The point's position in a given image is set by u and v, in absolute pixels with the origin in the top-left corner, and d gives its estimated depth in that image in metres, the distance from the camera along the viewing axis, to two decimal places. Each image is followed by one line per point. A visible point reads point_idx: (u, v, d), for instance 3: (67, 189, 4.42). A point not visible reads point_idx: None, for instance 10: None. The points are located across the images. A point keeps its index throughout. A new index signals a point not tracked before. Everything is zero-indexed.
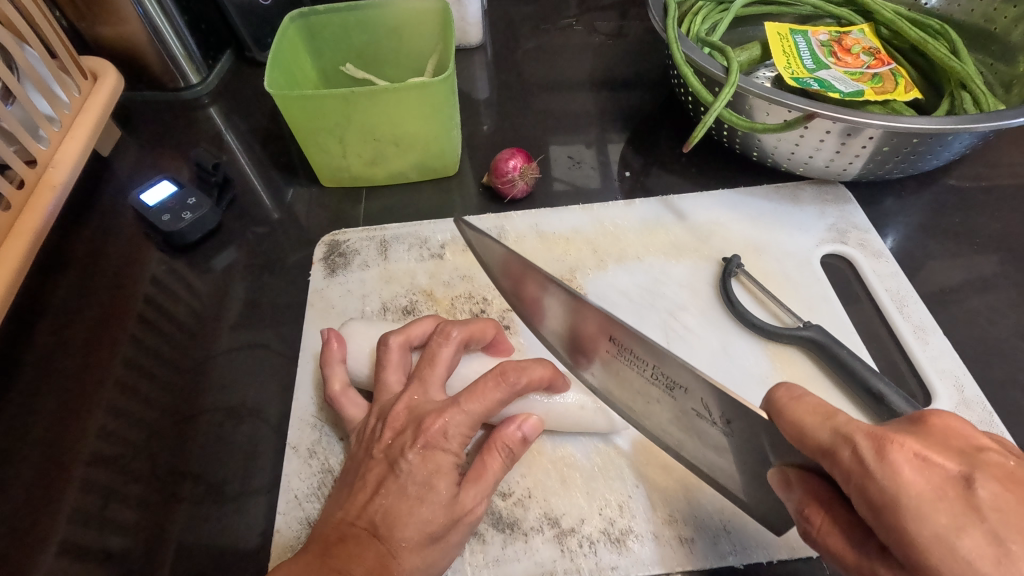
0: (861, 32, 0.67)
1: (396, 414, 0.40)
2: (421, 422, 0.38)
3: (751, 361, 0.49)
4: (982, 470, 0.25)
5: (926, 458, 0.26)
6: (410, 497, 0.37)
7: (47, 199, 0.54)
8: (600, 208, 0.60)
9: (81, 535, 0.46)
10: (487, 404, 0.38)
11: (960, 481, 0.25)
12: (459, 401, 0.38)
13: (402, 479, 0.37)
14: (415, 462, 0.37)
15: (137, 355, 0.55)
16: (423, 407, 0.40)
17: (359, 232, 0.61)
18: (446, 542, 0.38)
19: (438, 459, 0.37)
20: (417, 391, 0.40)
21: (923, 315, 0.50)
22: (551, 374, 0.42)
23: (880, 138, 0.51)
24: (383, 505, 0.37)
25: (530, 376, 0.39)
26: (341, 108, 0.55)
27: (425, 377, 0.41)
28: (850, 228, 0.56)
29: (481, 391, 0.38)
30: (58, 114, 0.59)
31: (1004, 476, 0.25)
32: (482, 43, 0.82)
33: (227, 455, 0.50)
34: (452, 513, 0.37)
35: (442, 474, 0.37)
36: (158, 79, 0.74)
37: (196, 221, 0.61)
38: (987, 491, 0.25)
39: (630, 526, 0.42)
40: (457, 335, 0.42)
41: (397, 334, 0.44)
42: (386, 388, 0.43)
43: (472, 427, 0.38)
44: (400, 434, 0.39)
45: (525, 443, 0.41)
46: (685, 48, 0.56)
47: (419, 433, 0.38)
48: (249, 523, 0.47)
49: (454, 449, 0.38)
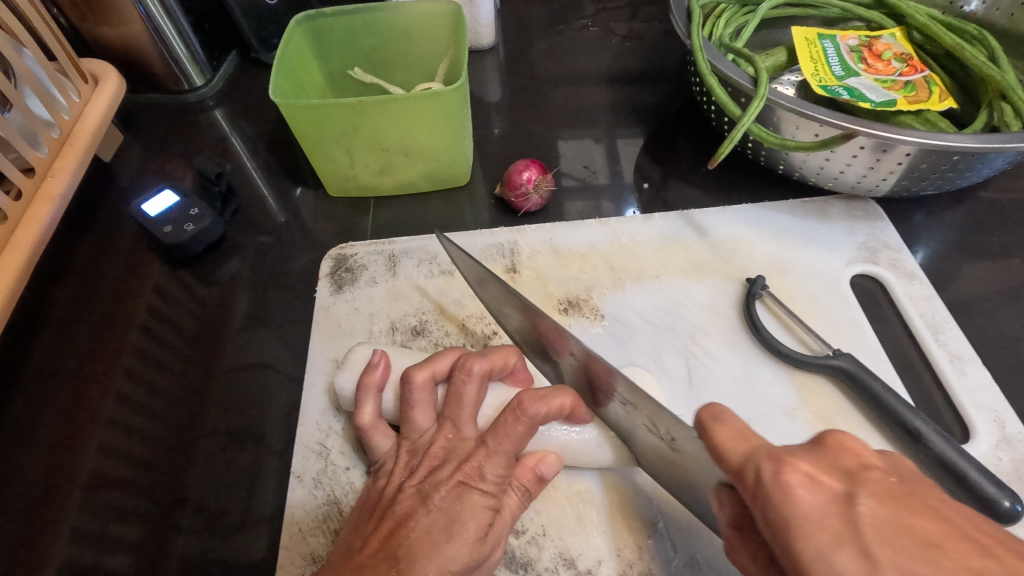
0: (893, 36, 0.64)
1: (432, 452, 0.40)
2: (462, 461, 0.39)
3: (777, 390, 0.47)
4: (866, 491, 0.22)
5: (815, 478, 0.23)
6: (436, 534, 0.36)
7: (45, 210, 0.52)
8: (617, 222, 0.57)
9: (77, 563, 0.44)
10: (516, 442, 0.38)
11: (845, 500, 0.22)
12: (489, 441, 0.38)
13: (430, 515, 0.37)
14: (447, 499, 0.37)
15: (137, 372, 0.53)
16: (460, 446, 0.40)
17: (367, 245, 0.59)
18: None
19: (470, 498, 0.37)
20: (450, 430, 0.40)
21: (960, 342, 0.49)
22: (572, 403, 0.40)
23: (917, 155, 0.48)
24: (407, 539, 0.36)
25: (552, 404, 0.38)
26: (348, 117, 0.53)
27: (455, 417, 0.40)
28: (882, 247, 0.54)
29: (508, 429, 0.38)
30: (58, 121, 0.56)
31: (886, 494, 0.22)
32: (494, 44, 0.80)
33: (227, 479, 0.48)
34: (478, 552, 0.36)
35: (473, 513, 0.37)
36: (161, 81, 0.72)
37: (199, 232, 0.58)
38: (867, 508, 0.21)
39: (649, 569, 0.40)
40: (479, 370, 0.41)
41: (421, 370, 0.42)
42: (415, 426, 0.42)
43: (507, 466, 0.39)
44: (434, 471, 0.39)
45: (541, 482, 0.40)
46: (710, 57, 0.53)
47: (456, 469, 0.38)
48: (248, 554, 0.45)
49: (488, 489, 0.38)
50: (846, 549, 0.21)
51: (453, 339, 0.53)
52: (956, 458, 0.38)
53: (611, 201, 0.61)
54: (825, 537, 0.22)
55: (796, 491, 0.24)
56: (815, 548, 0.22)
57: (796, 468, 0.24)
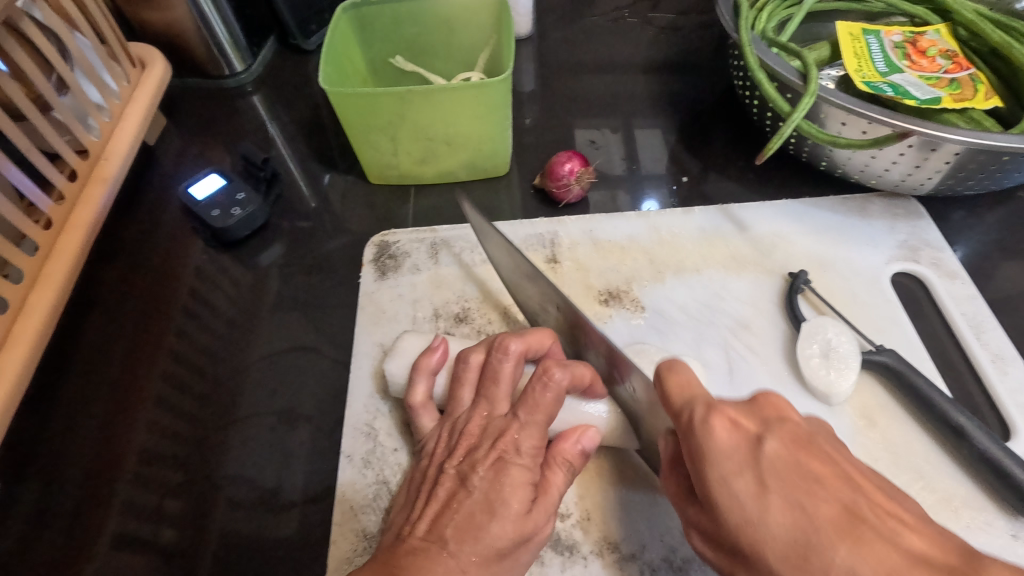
0: (937, 33, 0.63)
1: (469, 429, 0.41)
2: (499, 437, 0.40)
3: (816, 346, 0.47)
4: (773, 432, 0.30)
5: (735, 422, 0.31)
6: (479, 513, 0.37)
7: (100, 192, 0.53)
8: (657, 215, 0.58)
9: (134, 531, 0.46)
10: (547, 412, 0.40)
11: (754, 440, 0.30)
12: (524, 413, 0.40)
13: (473, 495, 0.38)
14: (487, 478, 0.38)
15: (184, 350, 0.55)
16: (494, 424, 0.41)
17: (409, 232, 0.60)
18: (509, 563, 0.37)
19: (510, 472, 0.38)
20: (485, 408, 0.42)
21: (1001, 342, 0.49)
22: (590, 377, 0.42)
23: (965, 155, 0.48)
24: (453, 519, 0.37)
25: (573, 372, 0.40)
26: (396, 106, 0.54)
27: (491, 395, 0.42)
28: (922, 246, 0.55)
29: (543, 402, 0.40)
30: (109, 103, 0.57)
31: (789, 437, 0.30)
32: (530, 33, 0.80)
33: (273, 456, 0.49)
34: (523, 529, 0.37)
35: (515, 486, 0.38)
36: (202, 66, 0.73)
37: (246, 217, 0.60)
38: (771, 447, 0.30)
39: (692, 554, 0.41)
40: (516, 350, 0.42)
41: (477, 352, 0.44)
42: (459, 403, 0.43)
43: (541, 437, 0.40)
44: (472, 450, 0.40)
45: (584, 457, 0.41)
46: (758, 51, 0.53)
47: (493, 446, 0.39)
48: (290, 526, 0.46)
49: (527, 463, 0.39)
50: (743, 476, 0.29)
51: (496, 327, 0.54)
52: (1001, 455, 0.40)
53: (626, 192, 0.62)
54: (733, 461, 0.30)
55: (724, 446, 0.30)
56: (720, 474, 0.30)
57: (726, 422, 0.31)
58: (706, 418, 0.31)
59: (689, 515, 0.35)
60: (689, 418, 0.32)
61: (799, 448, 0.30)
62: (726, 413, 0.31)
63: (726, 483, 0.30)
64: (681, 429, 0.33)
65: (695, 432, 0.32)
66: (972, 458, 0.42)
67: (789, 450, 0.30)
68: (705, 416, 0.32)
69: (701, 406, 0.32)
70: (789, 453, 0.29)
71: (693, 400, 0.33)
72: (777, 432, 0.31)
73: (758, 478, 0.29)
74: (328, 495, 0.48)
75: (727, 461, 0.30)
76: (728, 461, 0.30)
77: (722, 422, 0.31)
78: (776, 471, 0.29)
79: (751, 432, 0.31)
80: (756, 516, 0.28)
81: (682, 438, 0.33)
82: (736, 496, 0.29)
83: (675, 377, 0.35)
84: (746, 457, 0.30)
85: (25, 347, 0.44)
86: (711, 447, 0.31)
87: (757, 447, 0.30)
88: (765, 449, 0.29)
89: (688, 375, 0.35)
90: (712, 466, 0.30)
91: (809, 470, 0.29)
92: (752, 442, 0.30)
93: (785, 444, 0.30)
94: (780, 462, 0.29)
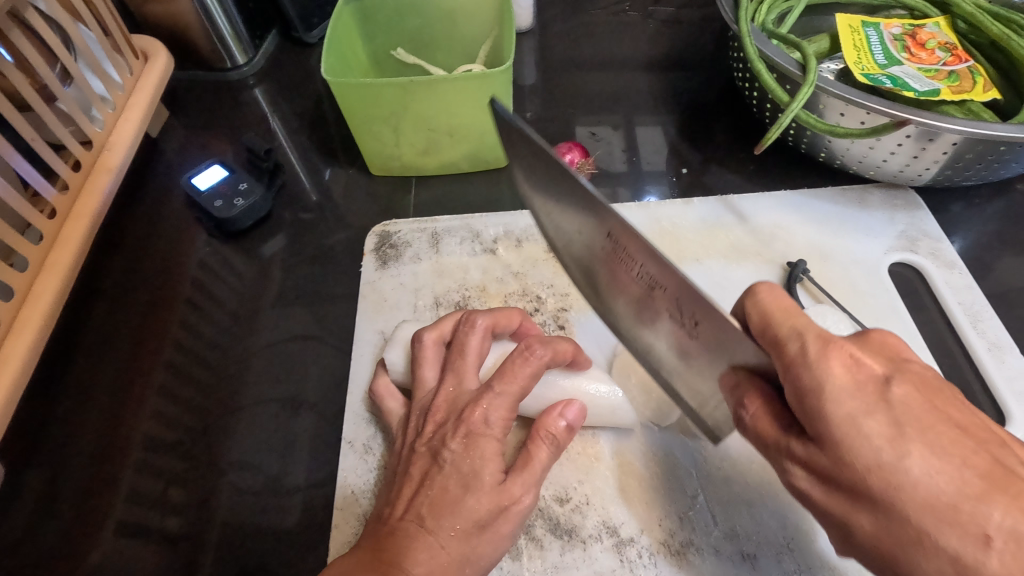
0: (936, 25, 0.63)
1: (436, 405, 0.40)
2: (463, 410, 0.38)
3: (816, 329, 0.47)
4: (902, 374, 0.27)
5: (858, 358, 0.28)
6: (455, 487, 0.36)
7: (104, 182, 0.54)
8: (657, 205, 0.59)
9: (138, 516, 0.46)
10: (522, 383, 0.39)
11: (882, 381, 0.27)
12: (492, 384, 0.39)
13: (446, 470, 0.37)
14: (458, 450, 0.37)
15: (187, 339, 0.55)
16: (461, 397, 0.40)
17: (410, 223, 0.61)
18: (489, 537, 0.36)
19: (481, 445, 0.37)
20: (453, 383, 0.41)
21: (999, 331, 0.50)
22: (574, 351, 0.44)
23: (963, 144, 0.48)
24: (429, 495, 0.36)
25: (556, 347, 0.41)
26: (398, 97, 0.54)
27: (458, 368, 0.41)
28: (921, 236, 0.55)
29: (513, 372, 0.39)
30: (112, 95, 0.58)
31: (920, 381, 0.27)
32: (531, 27, 0.80)
33: (275, 442, 0.50)
34: (499, 500, 0.37)
35: (487, 459, 0.37)
36: (205, 59, 0.73)
37: (248, 207, 0.60)
38: (901, 390, 0.27)
39: (690, 539, 0.42)
40: (482, 323, 0.43)
41: (432, 331, 0.45)
42: (423, 384, 0.43)
43: (510, 409, 0.39)
44: (441, 425, 0.39)
45: (569, 432, 0.41)
46: (758, 43, 0.53)
47: (460, 421, 0.38)
48: (292, 512, 0.47)
49: (497, 433, 0.38)
50: (875, 416, 0.26)
51: None
52: None
53: (628, 189, 0.62)
54: (858, 399, 0.27)
55: (846, 385, 0.27)
56: (846, 412, 0.27)
57: (847, 358, 0.28)
58: (825, 352, 0.28)
59: (791, 451, 0.31)
60: (800, 347, 0.29)
61: (932, 395, 0.27)
62: (846, 349, 0.28)
63: (855, 421, 0.26)
64: (785, 362, 0.29)
65: (807, 364, 0.28)
66: None
67: (923, 397, 0.27)
68: (820, 349, 0.28)
69: (812, 339, 0.29)
70: (923, 399, 0.26)
71: (800, 330, 0.29)
72: (904, 375, 0.27)
73: (892, 420, 0.26)
74: (331, 481, 0.48)
75: (853, 400, 0.27)
76: (855, 399, 0.27)
77: (841, 359, 0.28)
78: (913, 417, 0.26)
79: (876, 372, 0.28)
80: (892, 462, 0.26)
81: (783, 370, 0.30)
82: (869, 439, 0.26)
83: (774, 300, 0.31)
84: (874, 398, 0.27)
85: (30, 334, 0.45)
86: (828, 384, 0.27)
87: (885, 390, 0.27)
88: (898, 392, 0.27)
89: (783, 299, 0.31)
90: (833, 404, 0.27)
91: (948, 415, 0.26)
92: (880, 383, 0.27)
93: (917, 389, 0.27)
94: (915, 406, 0.26)
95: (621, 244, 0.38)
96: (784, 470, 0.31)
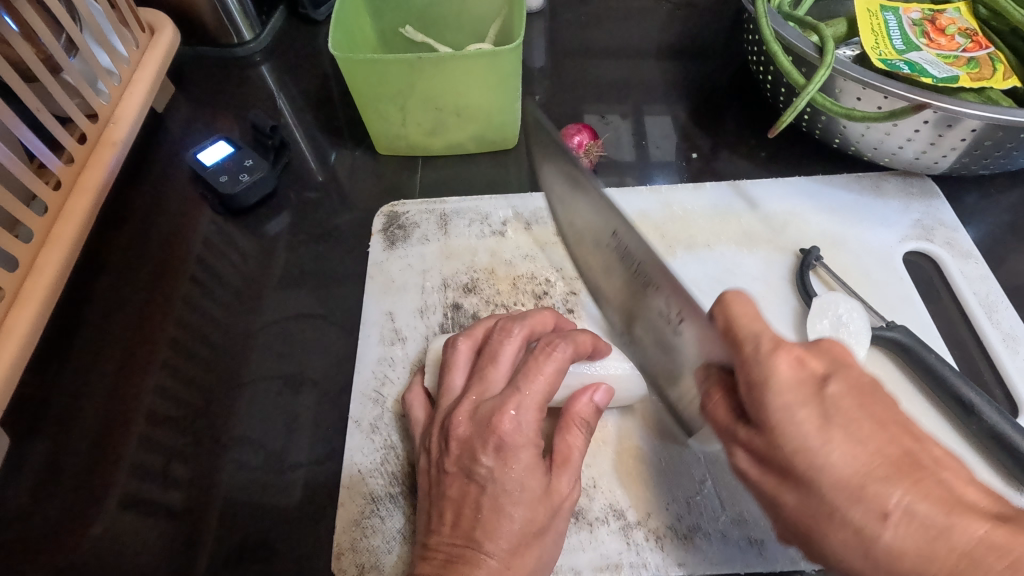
0: (956, 11, 0.62)
1: (458, 415, 0.39)
2: (490, 420, 0.37)
3: (826, 322, 0.47)
4: (839, 374, 0.30)
5: (803, 360, 0.31)
6: (505, 503, 0.36)
7: (109, 155, 0.53)
8: (669, 190, 0.58)
9: (142, 489, 0.46)
10: (550, 382, 0.39)
11: (819, 379, 0.30)
12: (519, 385, 0.39)
13: (488, 489, 0.36)
14: (493, 465, 0.37)
15: (192, 316, 0.55)
16: (484, 407, 0.39)
17: (417, 204, 0.60)
18: (547, 539, 0.37)
19: (516, 456, 0.37)
20: (477, 391, 0.40)
21: (1013, 321, 0.49)
22: (594, 340, 0.43)
23: (982, 131, 0.47)
24: (477, 517, 0.36)
25: (578, 342, 0.41)
26: (406, 74, 0.53)
27: (486, 376, 0.41)
28: (936, 225, 0.54)
29: (538, 370, 0.39)
30: (118, 68, 0.57)
31: (854, 382, 0.30)
32: (542, 8, 0.79)
33: (278, 418, 0.50)
34: (551, 503, 0.37)
35: (527, 469, 0.37)
36: (211, 34, 0.72)
37: (253, 184, 0.60)
38: (837, 388, 0.30)
39: (697, 523, 0.42)
40: (519, 332, 0.42)
41: (465, 337, 0.44)
42: (450, 390, 0.42)
43: (540, 410, 0.38)
44: (468, 441, 0.38)
45: (597, 414, 0.42)
46: (774, 24, 0.52)
47: (489, 434, 0.37)
48: (293, 487, 0.47)
49: (530, 441, 0.37)
50: (806, 408, 0.30)
51: (505, 298, 0.54)
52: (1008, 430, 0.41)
53: (637, 176, 0.61)
54: (794, 393, 0.30)
55: (788, 380, 0.30)
56: (781, 402, 0.30)
57: (792, 359, 0.31)
58: (773, 351, 0.31)
59: (735, 435, 0.33)
60: (754, 347, 0.31)
61: (867, 397, 0.30)
62: (794, 351, 0.31)
63: (788, 411, 0.30)
64: (740, 359, 0.32)
65: (758, 360, 0.31)
66: (979, 433, 0.42)
67: (856, 395, 0.30)
68: (770, 348, 0.31)
69: (767, 340, 0.31)
70: (855, 397, 0.30)
71: (759, 334, 0.32)
72: (844, 375, 0.31)
73: (821, 412, 0.29)
74: (335, 459, 0.48)
75: (789, 393, 0.30)
76: (792, 393, 0.30)
77: (788, 358, 0.31)
78: (842, 410, 0.29)
79: (817, 371, 0.31)
80: (816, 446, 0.29)
81: (738, 368, 0.32)
82: (799, 426, 0.30)
83: (740, 308, 0.33)
84: (810, 393, 0.30)
85: (36, 304, 0.45)
86: (772, 377, 0.30)
87: (822, 388, 0.30)
88: (833, 389, 0.30)
89: (749, 307, 0.33)
90: (775, 395, 0.30)
91: (877, 414, 0.29)
92: (818, 381, 0.30)
93: (850, 389, 0.30)
94: (846, 403, 0.29)
95: (621, 244, 0.38)
96: (730, 452, 0.34)
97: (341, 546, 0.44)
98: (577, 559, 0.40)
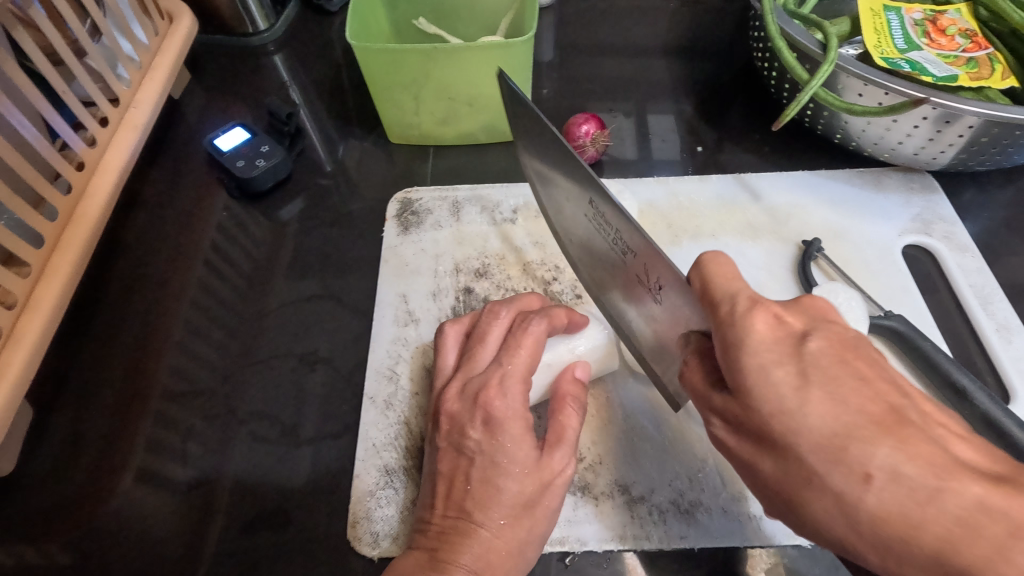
0: (957, 12, 0.64)
1: (448, 395, 0.41)
2: (477, 397, 0.39)
3: None
4: (819, 332, 0.28)
5: (780, 317, 0.28)
6: (493, 477, 0.37)
7: (130, 138, 0.54)
8: (675, 181, 0.60)
9: (157, 463, 0.48)
10: (530, 357, 0.41)
11: (798, 336, 0.28)
12: (502, 361, 0.41)
13: (476, 460, 0.38)
14: (481, 439, 0.38)
15: (206, 297, 0.56)
16: (471, 384, 0.41)
17: (431, 191, 0.62)
18: (537, 513, 0.38)
19: (504, 430, 0.38)
20: (466, 370, 0.42)
21: (1007, 313, 0.51)
22: (568, 313, 0.45)
23: (979, 128, 0.49)
24: (468, 490, 0.37)
25: (551, 318, 0.43)
26: (420, 64, 0.55)
27: (473, 355, 0.42)
28: (935, 220, 0.56)
29: (518, 345, 0.41)
30: (139, 54, 0.58)
31: (836, 337, 0.28)
32: (551, 3, 0.80)
33: (289, 395, 0.51)
34: (541, 477, 0.38)
35: (516, 441, 0.38)
36: (227, 23, 0.74)
37: (269, 168, 0.61)
38: (817, 344, 0.27)
39: (699, 499, 0.43)
40: (506, 314, 0.44)
41: (453, 323, 0.45)
42: (443, 371, 0.44)
43: (524, 381, 0.40)
44: (457, 417, 0.40)
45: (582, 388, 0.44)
46: (780, 20, 0.54)
47: (475, 408, 0.39)
48: (303, 462, 0.48)
49: (518, 415, 0.39)
50: (783, 367, 0.27)
51: (515, 283, 0.55)
52: (1000, 415, 0.42)
53: (644, 166, 0.62)
54: (770, 355, 0.27)
55: (765, 337, 0.28)
56: (758, 363, 0.28)
57: (769, 316, 0.28)
58: (750, 309, 0.29)
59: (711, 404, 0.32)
60: (729, 308, 0.29)
61: (847, 350, 0.27)
62: (771, 308, 0.29)
63: (764, 372, 0.27)
64: (716, 322, 0.30)
65: (734, 323, 0.29)
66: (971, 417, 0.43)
67: (835, 350, 0.27)
68: (747, 306, 0.29)
69: (743, 300, 0.29)
70: (834, 352, 0.27)
71: (736, 293, 0.30)
72: (825, 330, 0.28)
73: (798, 369, 0.27)
74: (348, 434, 0.49)
75: (767, 350, 0.28)
76: (767, 352, 0.28)
77: (765, 316, 0.28)
78: (821, 367, 0.27)
79: (796, 329, 0.28)
80: (792, 407, 0.26)
81: (716, 330, 0.30)
82: (775, 387, 0.27)
83: (718, 268, 0.31)
84: (788, 351, 0.27)
85: (61, 280, 0.46)
86: (749, 338, 0.28)
87: (800, 345, 0.27)
88: (811, 344, 0.27)
89: (727, 266, 0.31)
90: (750, 354, 0.28)
91: (856, 369, 0.27)
92: (796, 338, 0.28)
93: (831, 343, 0.27)
94: (825, 359, 0.27)
95: (600, 214, 0.39)
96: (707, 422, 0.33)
97: (356, 516, 0.45)
98: (583, 531, 0.42)
